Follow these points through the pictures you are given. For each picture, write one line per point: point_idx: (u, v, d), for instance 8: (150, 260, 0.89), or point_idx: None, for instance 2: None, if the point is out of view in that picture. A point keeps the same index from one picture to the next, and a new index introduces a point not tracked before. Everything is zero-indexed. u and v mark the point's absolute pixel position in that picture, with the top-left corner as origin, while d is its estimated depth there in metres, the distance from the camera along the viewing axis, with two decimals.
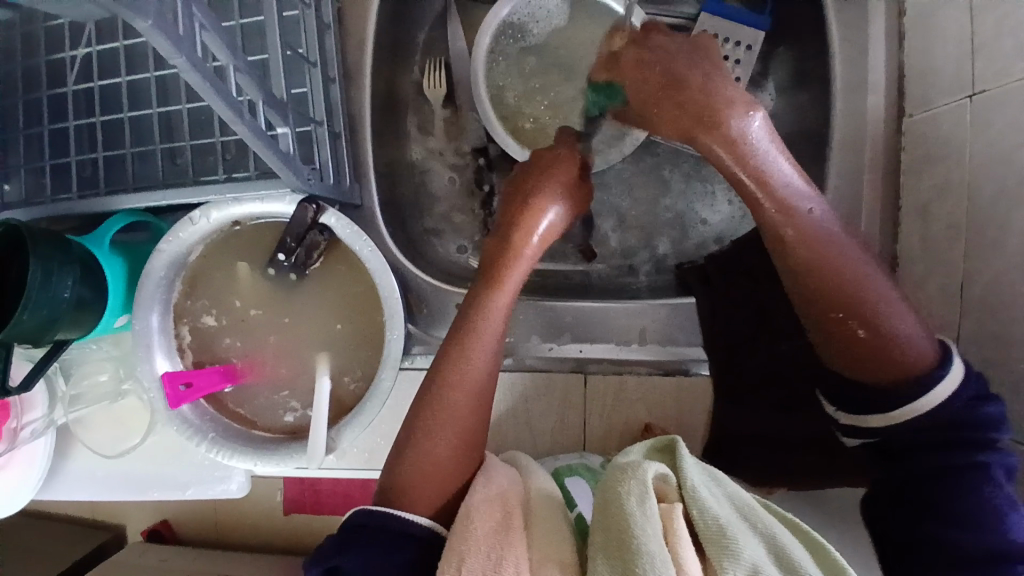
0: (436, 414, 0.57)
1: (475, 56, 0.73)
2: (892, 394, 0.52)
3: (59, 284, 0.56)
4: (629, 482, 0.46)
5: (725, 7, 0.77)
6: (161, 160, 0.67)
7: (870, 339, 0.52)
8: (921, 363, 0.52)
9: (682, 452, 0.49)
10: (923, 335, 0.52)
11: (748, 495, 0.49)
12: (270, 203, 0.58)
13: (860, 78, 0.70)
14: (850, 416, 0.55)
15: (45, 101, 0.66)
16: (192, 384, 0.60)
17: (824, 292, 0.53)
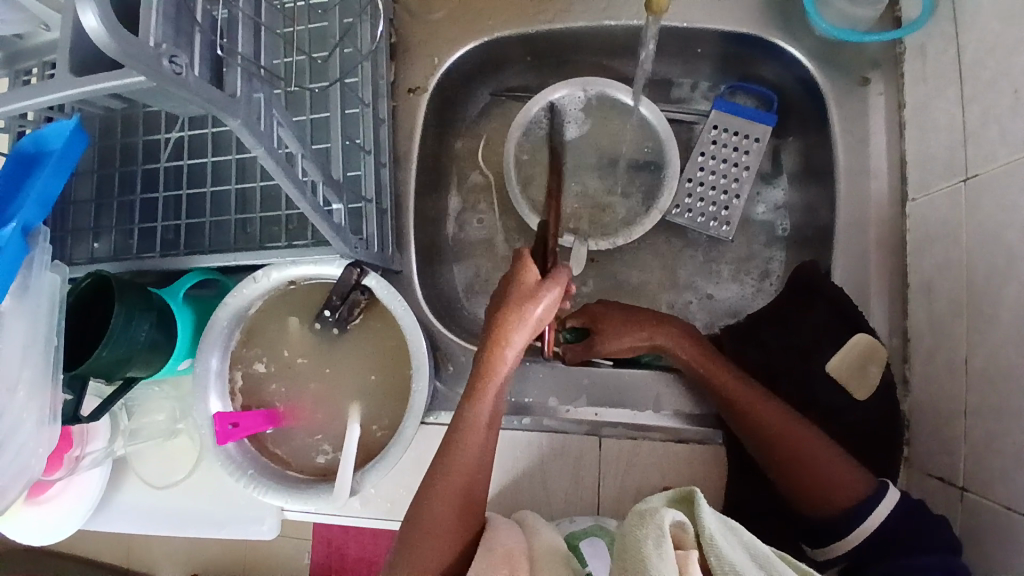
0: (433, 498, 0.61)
1: (507, 146, 0.82)
2: (845, 523, 0.62)
3: (137, 328, 0.65)
4: (648, 526, 0.50)
5: (734, 105, 0.85)
6: (233, 228, 0.78)
7: (808, 473, 0.64)
8: (862, 496, 0.62)
9: (701, 502, 0.52)
10: (854, 476, 0.63)
11: (766, 548, 0.53)
12: (323, 266, 0.67)
13: (863, 165, 0.75)
14: (822, 550, 0.65)
15: (141, 175, 0.78)
16: (240, 424, 0.66)
17: (768, 449, 0.66)
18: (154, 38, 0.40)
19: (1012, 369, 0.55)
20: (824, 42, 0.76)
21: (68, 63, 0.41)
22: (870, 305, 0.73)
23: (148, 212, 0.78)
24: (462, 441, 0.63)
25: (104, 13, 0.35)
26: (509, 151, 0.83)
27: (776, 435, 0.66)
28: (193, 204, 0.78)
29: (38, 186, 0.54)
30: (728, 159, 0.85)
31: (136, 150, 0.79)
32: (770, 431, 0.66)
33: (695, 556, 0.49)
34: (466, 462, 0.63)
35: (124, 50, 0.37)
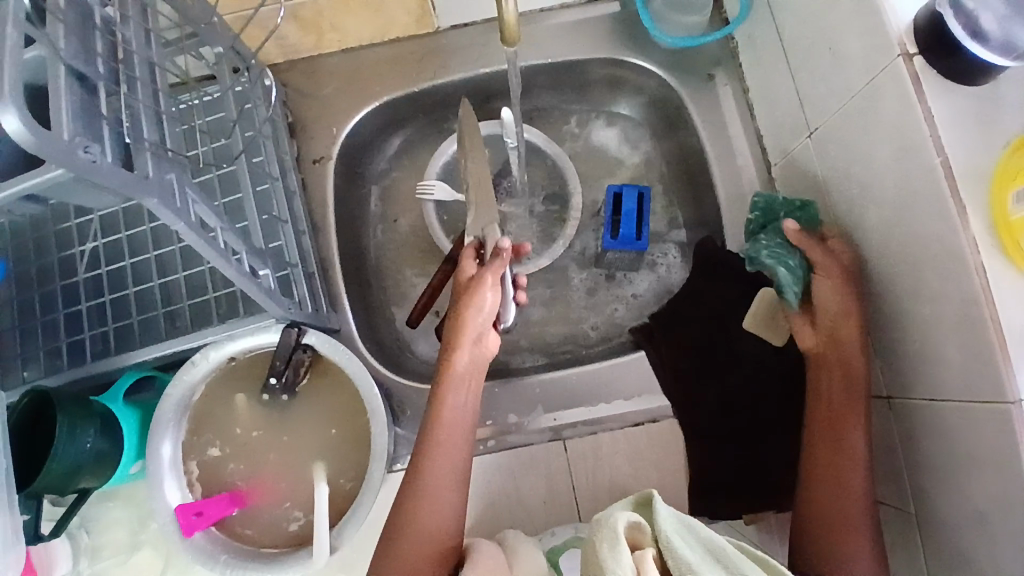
0: (407, 523, 0.63)
1: (426, 210, 0.90)
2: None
3: (81, 437, 0.63)
4: (603, 533, 0.47)
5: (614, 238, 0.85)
6: (161, 326, 0.76)
7: (848, 509, 0.64)
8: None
9: (658, 502, 0.49)
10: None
11: (722, 538, 0.50)
12: (261, 335, 0.68)
13: (728, 146, 0.85)
14: None
15: (59, 292, 0.76)
16: (204, 513, 0.65)
17: (820, 518, 0.65)
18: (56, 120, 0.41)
19: (891, 279, 0.64)
20: (671, 53, 0.88)
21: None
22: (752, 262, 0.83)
23: (73, 326, 0.76)
24: (429, 446, 0.66)
25: (20, 111, 0.37)
26: (429, 217, 0.90)
27: (839, 494, 0.64)
28: (119, 308, 0.77)
29: None
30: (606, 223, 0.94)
31: (51, 267, 0.77)
32: (836, 433, 0.66)
33: (651, 556, 0.46)
34: (437, 475, 0.65)
35: (39, 144, 0.39)
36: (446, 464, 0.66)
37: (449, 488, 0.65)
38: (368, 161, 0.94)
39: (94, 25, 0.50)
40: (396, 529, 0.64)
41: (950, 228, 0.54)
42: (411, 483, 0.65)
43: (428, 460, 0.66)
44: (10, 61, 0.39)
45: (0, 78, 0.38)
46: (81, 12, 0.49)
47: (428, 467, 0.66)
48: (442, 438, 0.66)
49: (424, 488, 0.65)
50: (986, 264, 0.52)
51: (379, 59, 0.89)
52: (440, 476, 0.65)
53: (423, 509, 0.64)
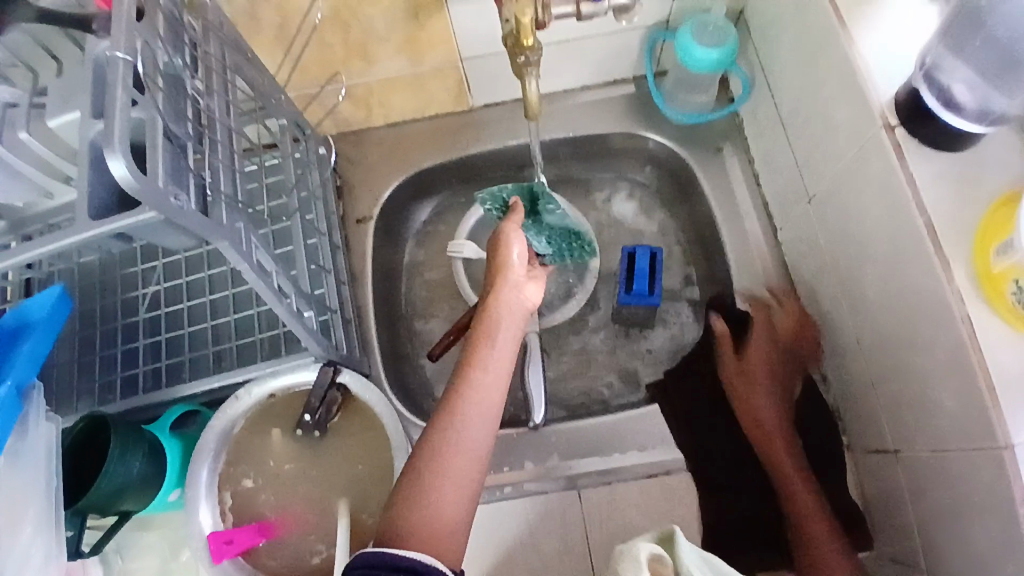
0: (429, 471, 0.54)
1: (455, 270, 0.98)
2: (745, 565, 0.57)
3: (130, 459, 0.68)
4: (625, 561, 0.53)
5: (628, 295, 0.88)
6: (209, 363, 0.83)
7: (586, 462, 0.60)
8: None
9: (678, 539, 0.55)
10: None
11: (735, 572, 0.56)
12: (300, 372, 0.75)
13: (736, 211, 0.91)
14: None
15: (119, 329, 0.84)
16: (233, 541, 0.69)
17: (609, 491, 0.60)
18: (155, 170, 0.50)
19: (890, 330, 0.67)
20: (683, 127, 0.96)
21: (87, 211, 0.52)
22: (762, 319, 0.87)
23: (129, 360, 0.83)
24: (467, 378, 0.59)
25: (130, 164, 0.46)
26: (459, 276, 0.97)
27: None
28: (173, 345, 0.84)
29: (30, 344, 0.60)
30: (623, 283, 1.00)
31: (113, 307, 0.85)
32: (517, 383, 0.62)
33: None
34: (471, 417, 0.57)
35: (142, 189, 0.47)
36: (477, 404, 0.57)
37: (485, 426, 0.57)
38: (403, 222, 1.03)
39: (186, 97, 0.60)
40: (414, 481, 0.54)
41: (937, 279, 0.58)
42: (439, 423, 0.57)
43: (461, 399, 0.57)
44: (124, 124, 0.48)
45: (116, 138, 0.47)
46: (177, 86, 0.60)
47: (461, 409, 0.57)
48: (476, 376, 0.59)
49: (457, 432, 0.56)
50: (971, 314, 0.56)
51: (418, 132, 1.00)
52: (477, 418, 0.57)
53: (449, 454, 0.55)
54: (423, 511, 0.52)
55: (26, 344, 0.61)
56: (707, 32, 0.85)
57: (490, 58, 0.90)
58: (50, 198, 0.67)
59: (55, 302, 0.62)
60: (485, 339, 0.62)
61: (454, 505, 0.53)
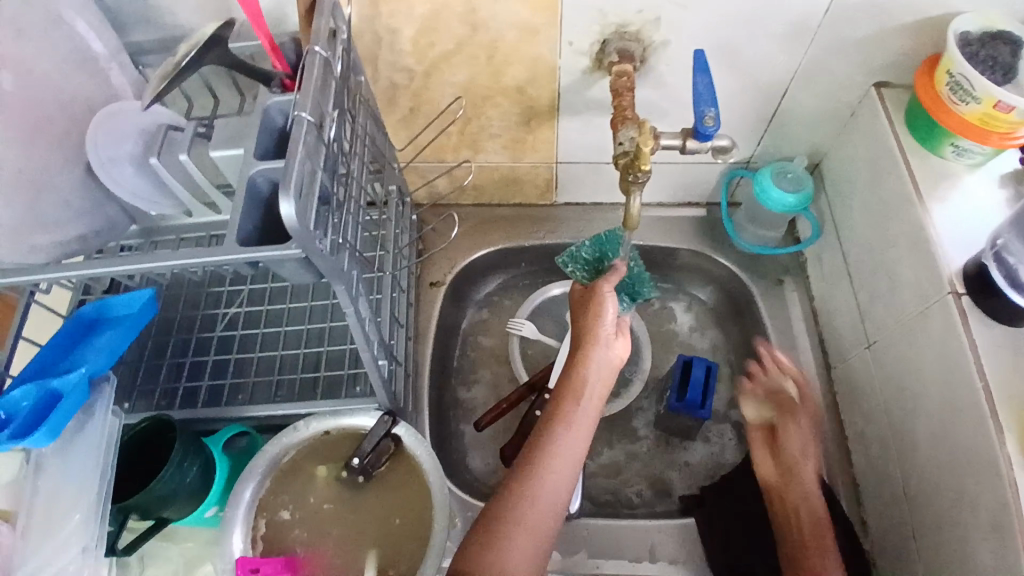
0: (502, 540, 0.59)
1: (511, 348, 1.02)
2: None
3: (187, 467, 0.70)
4: None
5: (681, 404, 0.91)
6: (268, 389, 0.86)
7: None
8: None
9: None
10: None
11: None
12: (359, 417, 0.78)
13: (792, 343, 0.95)
14: None
15: (194, 341, 0.88)
16: (258, 570, 0.70)
17: None
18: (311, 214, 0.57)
19: (935, 487, 0.68)
20: (749, 258, 1.03)
21: (237, 237, 0.58)
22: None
23: (195, 372, 0.87)
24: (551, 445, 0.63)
25: (297, 205, 0.53)
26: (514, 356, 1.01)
27: None
28: (240, 366, 0.88)
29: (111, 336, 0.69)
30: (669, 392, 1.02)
31: (192, 321, 0.90)
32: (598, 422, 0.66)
33: None
34: (546, 489, 0.61)
35: (299, 229, 0.54)
36: (558, 477, 0.62)
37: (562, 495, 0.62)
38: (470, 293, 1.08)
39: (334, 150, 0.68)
40: (487, 543, 0.59)
41: (991, 445, 0.60)
42: (516, 495, 0.61)
43: (536, 479, 0.62)
44: (299, 172, 0.56)
45: (290, 182, 0.54)
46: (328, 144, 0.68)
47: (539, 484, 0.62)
48: (555, 452, 0.63)
49: (528, 506, 0.61)
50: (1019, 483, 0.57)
51: (501, 216, 1.08)
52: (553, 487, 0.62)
53: (524, 524, 0.60)
54: (495, 574, 0.57)
55: (106, 335, 0.69)
56: (785, 179, 0.93)
57: (583, 164, 0.99)
58: (188, 216, 0.77)
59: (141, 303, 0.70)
60: (571, 398, 0.65)
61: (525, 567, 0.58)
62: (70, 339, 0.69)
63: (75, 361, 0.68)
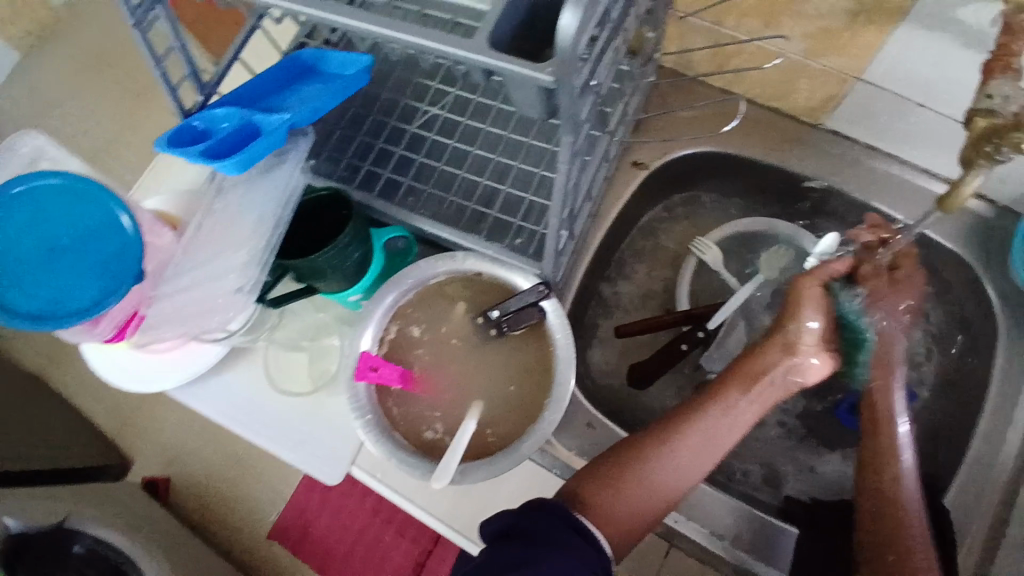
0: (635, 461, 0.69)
1: (683, 270, 0.91)
2: None
3: (352, 248, 0.71)
4: None
5: None
6: (439, 206, 0.82)
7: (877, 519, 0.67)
8: None
9: None
10: None
11: None
12: (515, 275, 0.74)
13: (1014, 414, 0.77)
14: None
15: (389, 128, 0.85)
16: (377, 371, 0.72)
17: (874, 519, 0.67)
18: (585, 36, 0.46)
19: None
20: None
21: (488, 36, 0.48)
22: (965, 530, 0.75)
23: (379, 160, 0.85)
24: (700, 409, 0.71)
25: (579, 19, 0.44)
26: (683, 278, 0.91)
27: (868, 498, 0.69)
28: (421, 172, 0.84)
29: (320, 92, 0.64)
30: (828, 390, 0.89)
31: (392, 107, 0.87)
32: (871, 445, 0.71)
33: None
34: (688, 443, 0.69)
35: (571, 46, 0.45)
36: (699, 435, 0.70)
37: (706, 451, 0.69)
38: (665, 190, 0.96)
39: None
40: (623, 457, 0.69)
41: None
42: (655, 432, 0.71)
43: (677, 425, 0.71)
44: None
45: None
46: None
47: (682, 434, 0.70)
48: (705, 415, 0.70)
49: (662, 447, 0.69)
50: None
51: (746, 116, 0.89)
52: (699, 439, 0.70)
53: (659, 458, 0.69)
54: (623, 485, 0.67)
55: (317, 87, 0.66)
56: None
57: (887, 96, 0.76)
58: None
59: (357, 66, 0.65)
60: (739, 388, 0.70)
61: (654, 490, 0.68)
62: (283, 79, 0.67)
63: (281, 103, 0.65)
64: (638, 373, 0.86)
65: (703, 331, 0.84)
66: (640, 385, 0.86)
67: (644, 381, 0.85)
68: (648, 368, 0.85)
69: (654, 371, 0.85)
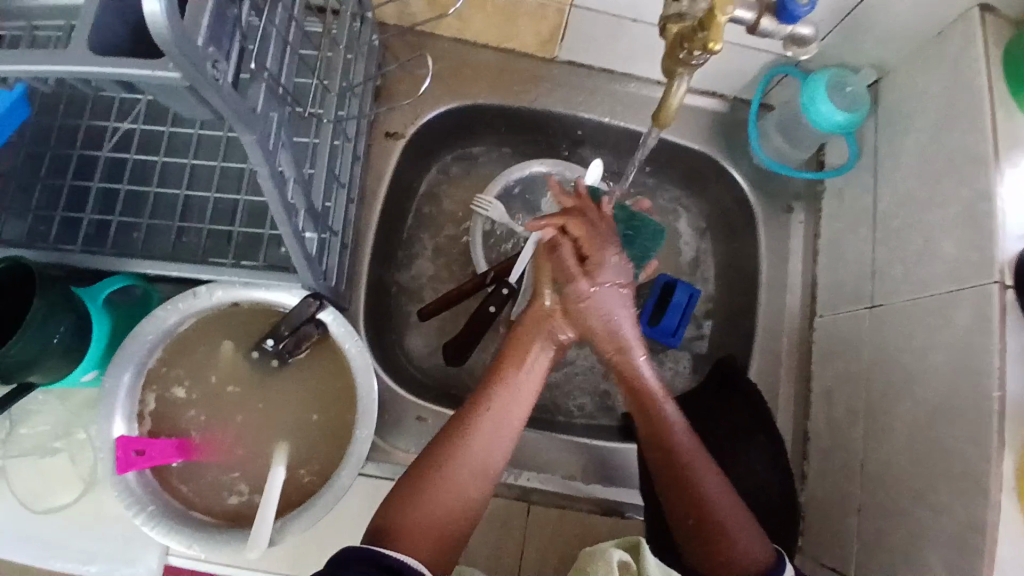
0: (425, 487, 0.56)
1: (473, 231, 0.87)
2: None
3: (52, 327, 0.56)
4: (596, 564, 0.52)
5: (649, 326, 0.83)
6: (169, 234, 0.70)
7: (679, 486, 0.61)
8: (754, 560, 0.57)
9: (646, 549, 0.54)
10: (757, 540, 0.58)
11: None
12: (277, 292, 0.65)
13: (782, 280, 0.86)
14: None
15: (75, 159, 0.69)
16: (145, 453, 0.60)
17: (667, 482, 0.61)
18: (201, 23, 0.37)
19: (899, 474, 0.65)
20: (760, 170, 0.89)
21: (87, 41, 0.38)
22: (768, 394, 0.83)
23: (79, 202, 0.70)
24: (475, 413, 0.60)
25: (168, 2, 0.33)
26: (475, 238, 0.87)
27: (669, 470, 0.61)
28: (133, 202, 0.71)
29: None
30: None
31: (74, 132, 0.70)
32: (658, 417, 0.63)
33: None
34: (477, 445, 0.58)
35: (174, 41, 0.34)
36: (484, 437, 0.59)
37: (494, 451, 0.59)
38: (434, 153, 0.91)
39: None
40: (413, 486, 0.56)
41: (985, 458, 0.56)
42: (440, 446, 0.59)
43: (459, 430, 0.59)
44: None
45: None
46: None
47: (464, 439, 0.59)
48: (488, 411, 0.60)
49: (448, 460, 0.57)
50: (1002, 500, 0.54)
51: (487, 62, 0.87)
52: (485, 439, 0.59)
53: (444, 476, 0.57)
54: (415, 513, 0.55)
55: None
56: (841, 91, 0.76)
57: (603, 18, 0.77)
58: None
59: (13, 104, 0.51)
60: (515, 363, 0.64)
61: (449, 516, 0.56)
62: None
63: None
64: (453, 348, 0.81)
65: (506, 288, 0.81)
66: (458, 363, 0.82)
67: (461, 356, 0.81)
68: (462, 341, 0.81)
69: (468, 342, 0.81)
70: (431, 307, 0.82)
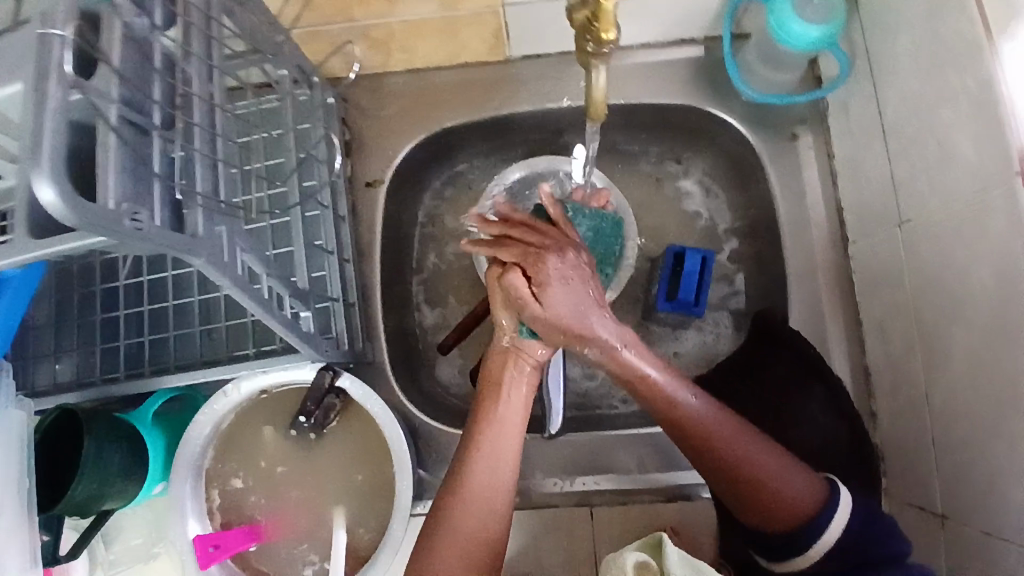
0: (442, 530, 0.59)
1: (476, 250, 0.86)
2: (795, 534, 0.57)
3: (108, 458, 0.63)
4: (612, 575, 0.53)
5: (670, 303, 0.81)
6: (196, 341, 0.74)
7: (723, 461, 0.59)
8: (808, 500, 0.58)
9: (665, 545, 0.54)
10: (799, 478, 0.58)
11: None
12: (294, 371, 0.67)
13: (804, 214, 0.79)
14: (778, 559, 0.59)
15: (99, 293, 0.75)
16: (220, 545, 0.65)
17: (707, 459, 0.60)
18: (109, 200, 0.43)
19: (971, 403, 0.60)
20: (755, 106, 0.82)
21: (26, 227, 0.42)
22: (817, 338, 0.78)
23: (110, 331, 0.75)
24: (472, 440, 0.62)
25: (59, 187, 0.38)
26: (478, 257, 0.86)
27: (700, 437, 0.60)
28: (158, 318, 0.75)
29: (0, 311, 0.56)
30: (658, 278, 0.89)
31: (91, 267, 0.75)
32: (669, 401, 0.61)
33: None
34: (479, 474, 0.60)
35: (82, 217, 0.39)
36: (487, 463, 0.61)
37: (501, 472, 0.61)
38: (419, 184, 0.91)
39: (155, 66, 0.50)
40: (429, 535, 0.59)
41: None
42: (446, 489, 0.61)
43: (462, 470, 0.61)
44: (57, 129, 0.40)
45: (42, 154, 0.38)
46: (145, 50, 0.50)
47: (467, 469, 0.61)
48: (483, 437, 0.62)
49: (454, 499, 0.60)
50: None
51: (443, 81, 0.85)
52: (485, 467, 0.61)
53: (458, 513, 0.59)
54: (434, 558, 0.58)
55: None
56: (811, 4, 0.70)
57: None
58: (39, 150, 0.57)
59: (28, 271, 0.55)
60: (492, 398, 0.64)
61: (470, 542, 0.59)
62: None
63: None
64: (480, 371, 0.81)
65: None
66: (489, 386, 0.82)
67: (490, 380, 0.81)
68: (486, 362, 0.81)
69: None
70: (453, 336, 0.83)
